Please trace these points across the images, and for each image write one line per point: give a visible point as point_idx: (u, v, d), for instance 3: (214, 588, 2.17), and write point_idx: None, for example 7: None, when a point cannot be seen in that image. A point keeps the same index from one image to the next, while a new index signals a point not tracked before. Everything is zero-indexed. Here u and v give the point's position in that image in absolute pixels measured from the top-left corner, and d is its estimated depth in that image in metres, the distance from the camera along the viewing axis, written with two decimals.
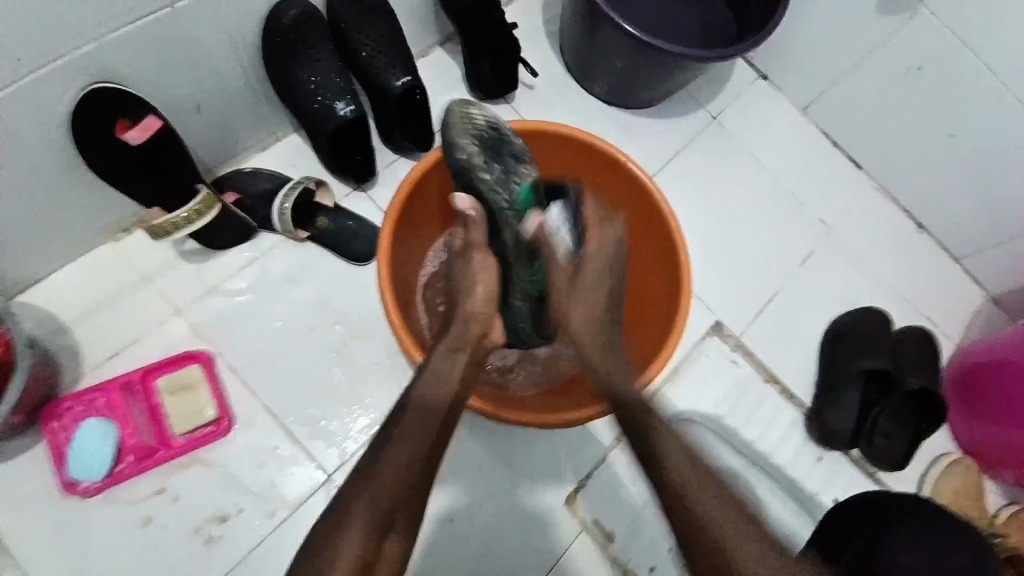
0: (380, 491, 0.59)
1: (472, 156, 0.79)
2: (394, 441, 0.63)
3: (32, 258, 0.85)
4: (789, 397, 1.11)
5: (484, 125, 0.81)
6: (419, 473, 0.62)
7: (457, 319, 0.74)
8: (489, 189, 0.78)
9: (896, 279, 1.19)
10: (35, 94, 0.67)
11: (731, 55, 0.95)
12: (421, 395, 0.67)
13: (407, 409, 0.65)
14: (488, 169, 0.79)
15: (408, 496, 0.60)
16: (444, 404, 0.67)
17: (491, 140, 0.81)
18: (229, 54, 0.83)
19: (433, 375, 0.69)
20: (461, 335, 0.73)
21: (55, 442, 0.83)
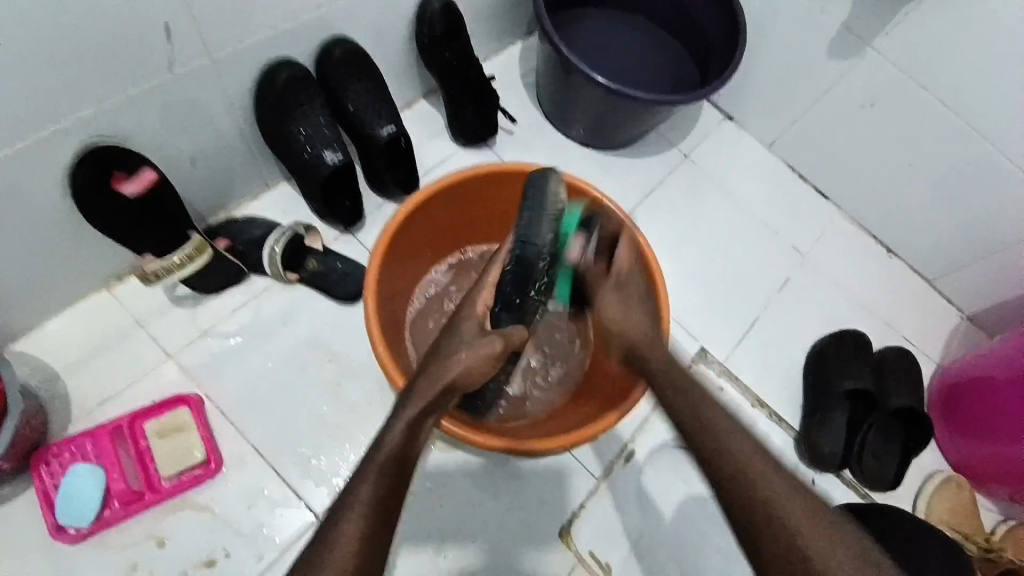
0: (345, 542, 0.56)
1: (546, 239, 0.79)
2: (356, 498, 0.59)
3: (27, 306, 0.87)
4: (777, 420, 1.11)
5: (561, 212, 0.82)
6: (384, 529, 0.58)
7: (438, 383, 0.70)
8: (540, 279, 0.80)
9: (872, 301, 1.23)
10: (39, 149, 0.72)
11: (695, 97, 1.02)
12: (386, 451, 0.63)
13: (381, 447, 0.63)
14: (546, 256, 0.80)
15: (378, 543, 0.57)
16: (410, 460, 0.65)
17: (562, 229, 0.82)
18: (225, 110, 0.89)
19: (401, 429, 0.66)
20: (442, 401, 0.72)
21: (42, 488, 0.82)
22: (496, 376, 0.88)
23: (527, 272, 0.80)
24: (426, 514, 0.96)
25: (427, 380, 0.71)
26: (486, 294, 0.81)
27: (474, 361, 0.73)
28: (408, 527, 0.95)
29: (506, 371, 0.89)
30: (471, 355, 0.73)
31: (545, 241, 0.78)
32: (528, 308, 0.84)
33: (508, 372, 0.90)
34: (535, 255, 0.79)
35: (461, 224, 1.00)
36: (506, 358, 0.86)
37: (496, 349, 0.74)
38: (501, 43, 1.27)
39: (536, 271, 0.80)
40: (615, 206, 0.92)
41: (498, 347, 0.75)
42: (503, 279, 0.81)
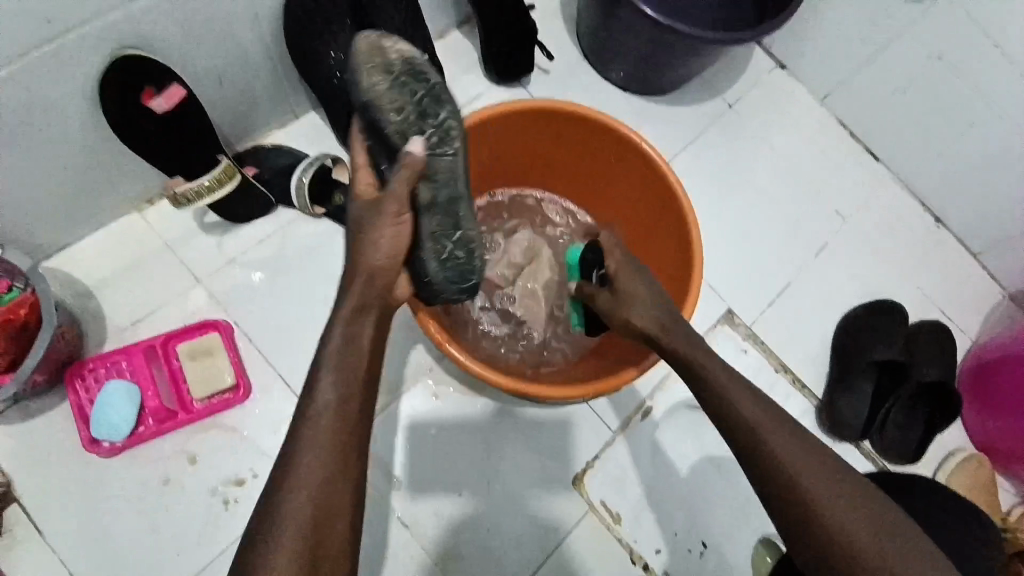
0: (313, 450, 0.56)
1: (378, 90, 0.64)
2: (311, 418, 0.57)
3: (57, 224, 0.87)
4: (800, 386, 1.10)
5: (397, 60, 0.65)
6: (354, 444, 0.58)
7: (356, 274, 0.64)
8: (396, 132, 0.64)
9: (910, 270, 1.18)
10: (63, 58, 0.69)
11: (751, 39, 0.94)
12: (331, 367, 0.60)
13: (322, 363, 0.60)
14: (397, 106, 0.64)
15: (343, 456, 0.57)
16: (361, 369, 0.61)
17: (403, 74, 0.64)
18: (253, 29, 0.85)
19: (340, 339, 0.61)
20: (366, 297, 0.64)
21: (77, 403, 0.85)
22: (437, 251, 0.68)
23: (380, 136, 0.66)
24: (445, 453, 0.99)
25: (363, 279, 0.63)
26: (363, 176, 0.68)
27: (379, 227, 0.64)
28: (426, 462, 0.98)
29: (454, 243, 0.69)
30: (370, 233, 0.64)
31: (387, 107, 0.64)
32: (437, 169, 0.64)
33: (460, 245, 0.69)
34: (380, 107, 0.64)
35: (521, 168, 1.00)
36: (430, 224, 0.66)
37: (387, 208, 0.63)
38: None
39: (392, 133, 0.64)
40: (654, 151, 0.90)
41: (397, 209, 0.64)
42: (377, 154, 0.68)
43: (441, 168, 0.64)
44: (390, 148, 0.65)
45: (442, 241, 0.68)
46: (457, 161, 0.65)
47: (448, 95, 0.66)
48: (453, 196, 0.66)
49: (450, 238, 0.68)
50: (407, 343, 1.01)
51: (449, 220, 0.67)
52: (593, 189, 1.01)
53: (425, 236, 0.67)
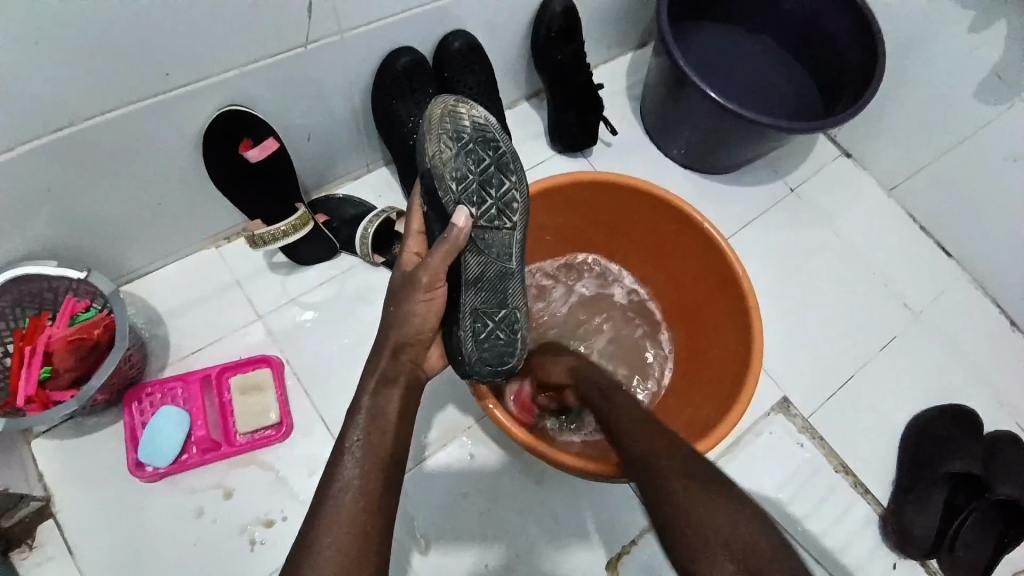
0: (338, 519, 0.58)
1: (441, 155, 0.69)
2: (338, 489, 0.60)
3: (143, 252, 0.94)
4: (861, 490, 1.01)
5: (467, 128, 0.71)
6: (378, 522, 0.59)
7: (389, 346, 0.69)
8: (454, 200, 0.69)
9: (985, 374, 1.10)
10: (180, 106, 0.77)
11: (819, 127, 0.95)
12: (357, 440, 0.63)
13: (351, 435, 0.63)
14: (460, 175, 0.70)
15: (368, 534, 0.58)
16: (388, 444, 0.64)
17: (470, 144, 0.71)
18: (343, 91, 0.92)
19: (367, 411, 0.65)
20: (395, 368, 0.68)
21: (131, 424, 0.88)
22: (474, 328, 0.72)
23: (434, 200, 0.70)
24: (476, 519, 0.95)
25: (389, 354, 0.69)
26: (413, 242, 0.75)
27: (413, 298, 0.69)
28: (454, 525, 0.94)
29: (494, 321, 0.73)
30: (408, 304, 0.69)
31: (446, 174, 0.69)
32: (488, 242, 0.70)
33: (502, 322, 0.73)
34: (442, 175, 0.69)
35: (569, 232, 1.00)
36: (472, 298, 0.71)
37: (422, 280, 0.68)
38: (613, 53, 1.25)
39: (448, 198, 0.69)
40: (717, 231, 0.89)
41: (428, 278, 0.68)
42: (430, 219, 0.73)
43: (495, 244, 0.71)
44: (444, 214, 0.70)
45: (479, 316, 0.72)
46: (511, 242, 0.72)
47: (512, 165, 0.73)
48: (497, 273, 0.72)
49: (491, 314, 0.73)
50: (449, 398, 1.01)
51: (494, 296, 0.72)
52: (659, 267, 1.00)
53: (466, 311, 0.71)
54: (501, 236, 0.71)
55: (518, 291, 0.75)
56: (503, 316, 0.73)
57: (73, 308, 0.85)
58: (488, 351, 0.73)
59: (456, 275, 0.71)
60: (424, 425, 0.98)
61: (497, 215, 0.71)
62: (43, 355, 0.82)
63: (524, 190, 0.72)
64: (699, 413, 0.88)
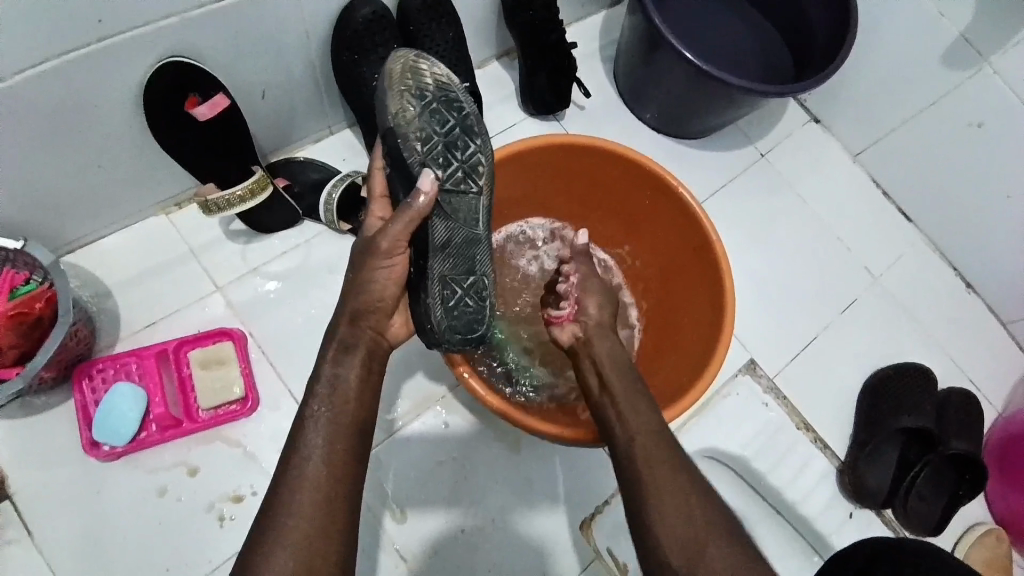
0: (297, 492, 0.57)
1: (405, 114, 0.67)
2: (299, 460, 0.58)
3: (85, 221, 0.87)
4: (821, 446, 1.06)
5: (430, 86, 0.68)
6: (346, 492, 0.58)
7: (346, 314, 0.67)
8: (420, 162, 0.66)
9: (938, 334, 1.15)
10: (116, 57, 0.70)
11: (791, 91, 0.94)
12: (318, 410, 0.61)
13: (311, 406, 0.62)
14: (424, 136, 0.67)
15: (336, 504, 0.57)
16: (351, 413, 0.62)
17: (433, 104, 0.68)
18: (300, 45, 0.86)
19: (327, 382, 0.63)
20: (354, 336, 0.66)
21: (82, 402, 0.84)
22: (443, 295, 0.69)
23: (397, 162, 0.67)
24: (452, 486, 0.95)
25: (348, 320, 0.66)
26: (378, 206, 0.72)
27: (374, 266, 0.67)
28: (429, 493, 0.94)
29: (462, 289, 0.71)
30: (369, 270, 0.67)
31: (409, 135, 0.66)
32: (453, 204, 0.68)
33: (470, 290, 0.71)
34: (406, 135, 0.66)
35: (543, 196, 0.98)
36: (439, 263, 0.69)
37: (382, 245, 0.65)
38: (585, 10, 1.20)
39: (410, 159, 0.66)
40: (689, 194, 0.88)
41: (385, 245, 0.65)
42: (394, 181, 0.70)
43: (461, 208, 0.69)
44: (409, 177, 0.67)
45: (445, 282, 0.69)
46: (479, 207, 0.70)
47: (477, 128, 0.70)
48: (463, 238, 0.70)
49: (460, 281, 0.70)
50: (421, 368, 0.99)
51: (460, 261, 0.70)
52: (633, 231, 0.99)
53: (434, 278, 0.69)
54: (467, 200, 0.69)
55: (486, 257, 0.73)
56: (471, 283, 0.71)
57: (12, 280, 0.79)
58: (457, 319, 0.70)
59: (419, 239, 0.69)
60: (397, 396, 0.97)
61: (464, 178, 0.68)
62: None
63: (489, 154, 0.70)
64: (672, 377, 0.89)
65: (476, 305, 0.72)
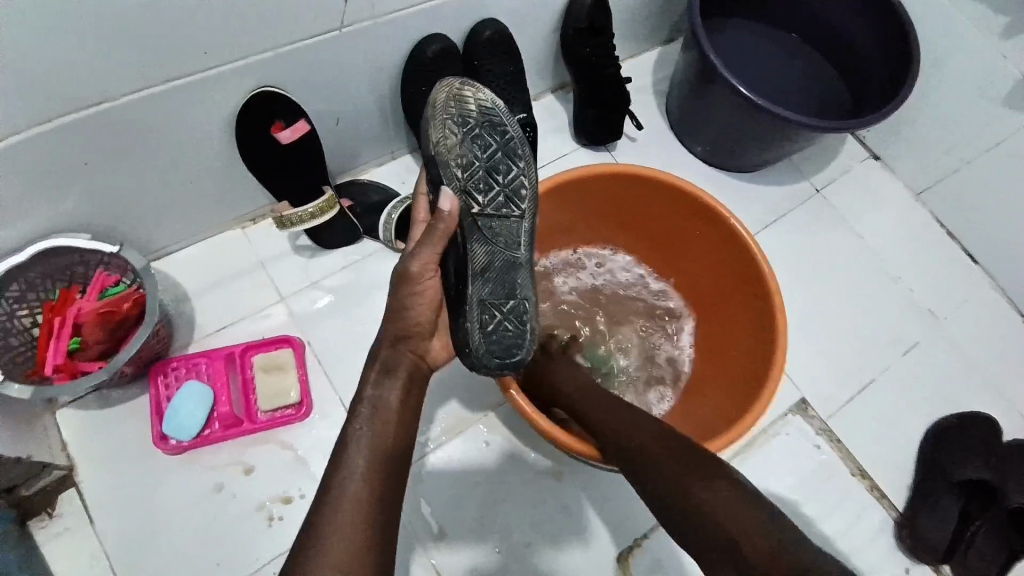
0: (339, 511, 0.58)
1: (447, 141, 0.71)
2: (341, 476, 0.61)
3: (170, 231, 0.95)
4: (876, 495, 1.00)
5: (473, 112, 0.73)
6: (383, 508, 0.60)
7: (388, 337, 0.71)
8: (459, 187, 0.71)
9: (1008, 385, 1.08)
10: (214, 86, 0.78)
11: (848, 128, 0.93)
12: (360, 427, 0.65)
13: (354, 423, 0.65)
14: (465, 162, 0.71)
15: (374, 519, 0.59)
16: (391, 432, 0.65)
17: (476, 130, 0.72)
18: (372, 78, 0.93)
19: (370, 403, 0.66)
20: (393, 358, 0.70)
21: (156, 398, 0.90)
22: (482, 320, 0.70)
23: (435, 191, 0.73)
24: (491, 505, 0.96)
25: (389, 344, 0.71)
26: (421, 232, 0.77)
27: (410, 289, 0.71)
28: (467, 511, 0.95)
29: (502, 313, 0.71)
30: (406, 295, 0.71)
31: (450, 160, 0.71)
32: (492, 229, 0.71)
33: (510, 314, 0.71)
34: (447, 161, 0.71)
35: (595, 222, 1.00)
36: (478, 287, 0.70)
37: (413, 269, 0.70)
38: (640, 48, 1.24)
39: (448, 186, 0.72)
40: (741, 225, 0.89)
41: (415, 269, 0.70)
42: (434, 209, 0.75)
43: (502, 232, 0.72)
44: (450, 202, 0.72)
45: (484, 306, 0.70)
46: (518, 232, 0.72)
47: (520, 151, 0.73)
48: (501, 261, 0.72)
49: (499, 305, 0.71)
50: (465, 386, 1.01)
51: (497, 283, 0.71)
52: (678, 258, 1.00)
53: (473, 301, 0.70)
54: (506, 224, 0.72)
55: (528, 281, 0.73)
56: (512, 306, 0.71)
57: (104, 281, 0.88)
58: (496, 342, 0.69)
59: (458, 263, 0.72)
60: (440, 412, 0.99)
61: (502, 204, 0.72)
62: (72, 326, 0.84)
63: (531, 177, 0.73)
64: (721, 409, 0.88)
65: (516, 327, 0.70)
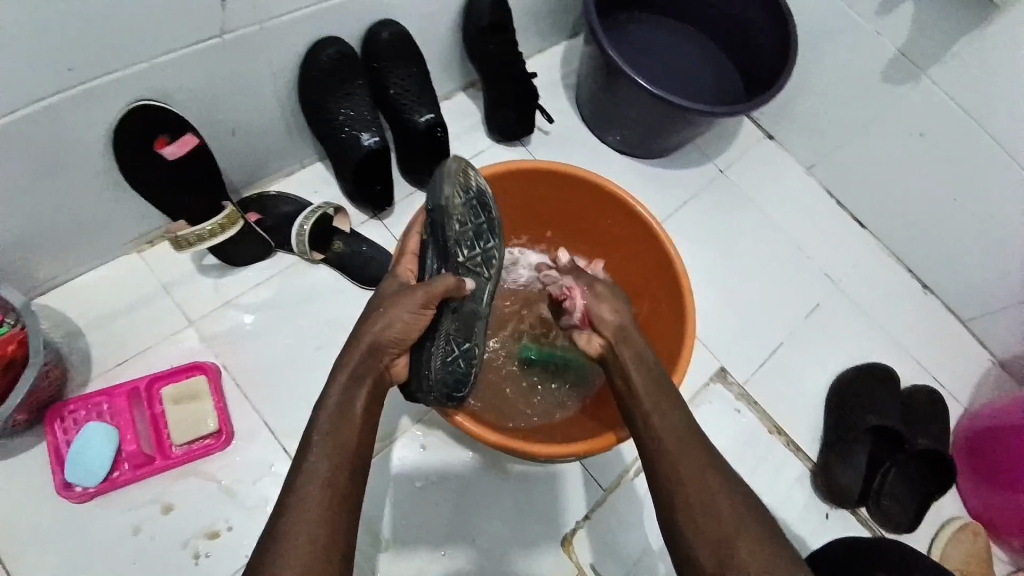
0: (300, 519, 0.55)
1: (455, 200, 0.71)
2: (305, 485, 0.57)
3: (56, 262, 0.88)
4: (794, 449, 1.08)
5: (476, 187, 0.74)
6: (349, 513, 0.57)
7: (363, 343, 0.65)
8: (456, 241, 0.72)
9: (900, 337, 1.19)
10: (84, 104, 0.72)
11: (739, 111, 0.99)
12: (324, 433, 0.60)
13: (317, 428, 0.60)
14: (463, 223, 0.73)
15: (332, 531, 0.55)
16: (354, 439, 0.60)
17: (475, 202, 0.74)
18: (268, 85, 0.89)
19: (335, 407, 0.62)
20: (366, 365, 0.65)
21: (53, 444, 0.83)
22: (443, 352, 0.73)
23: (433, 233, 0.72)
24: (442, 509, 0.96)
25: (366, 351, 0.66)
26: (406, 262, 0.75)
27: (402, 310, 0.67)
28: (414, 519, 0.94)
29: (459, 350, 0.76)
30: (396, 313, 0.67)
31: (455, 219, 0.72)
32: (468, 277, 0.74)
33: (463, 353, 0.77)
34: (451, 215, 0.71)
35: (512, 219, 1.01)
36: (448, 324, 0.73)
37: (419, 297, 0.67)
38: (546, 43, 1.26)
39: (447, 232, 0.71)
40: (647, 211, 0.93)
41: (422, 297, 0.67)
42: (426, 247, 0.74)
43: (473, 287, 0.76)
44: (445, 253, 0.72)
45: (448, 340, 0.73)
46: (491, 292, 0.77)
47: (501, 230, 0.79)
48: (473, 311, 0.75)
49: (459, 343, 0.75)
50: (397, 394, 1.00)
51: (463, 327, 0.75)
52: (594, 248, 1.02)
53: (442, 335, 0.72)
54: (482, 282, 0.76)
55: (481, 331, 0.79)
56: (467, 348, 0.77)
57: None
58: (447, 374, 0.75)
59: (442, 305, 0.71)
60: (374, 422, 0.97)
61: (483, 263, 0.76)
62: None
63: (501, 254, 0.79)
64: None
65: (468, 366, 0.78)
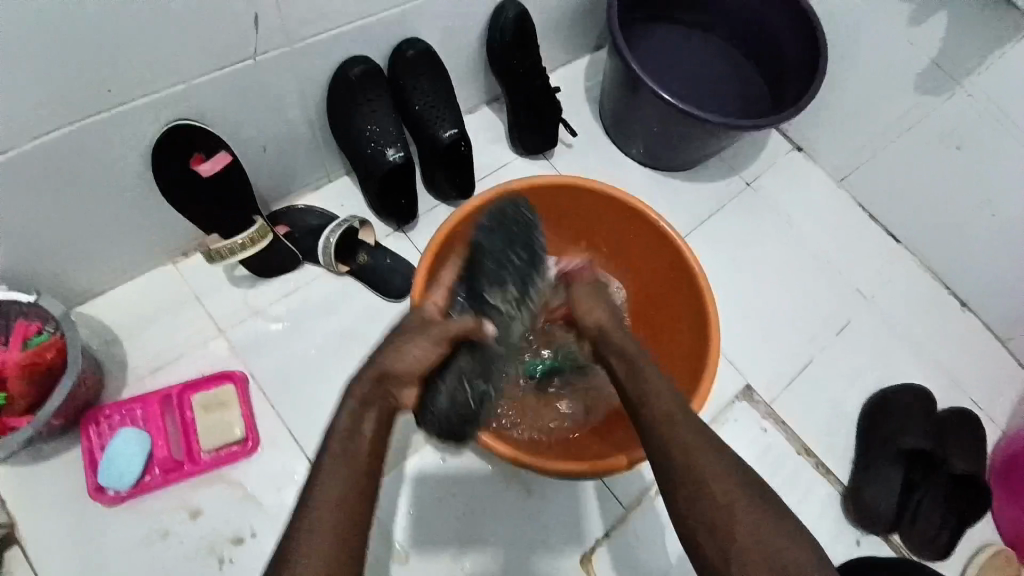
0: (313, 538, 0.50)
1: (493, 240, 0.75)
2: (313, 506, 0.52)
3: (96, 272, 0.92)
4: (823, 471, 1.05)
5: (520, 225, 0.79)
6: (361, 530, 0.52)
7: (372, 370, 0.60)
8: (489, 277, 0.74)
9: (936, 356, 1.15)
10: (125, 123, 0.76)
11: (766, 124, 0.98)
12: (334, 456, 0.55)
13: (326, 453, 0.55)
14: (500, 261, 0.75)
15: (348, 556, 0.51)
16: (364, 459, 0.55)
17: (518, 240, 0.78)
18: (297, 103, 0.92)
19: (345, 428, 0.56)
20: (376, 394, 0.59)
21: (88, 448, 0.87)
22: (455, 388, 0.68)
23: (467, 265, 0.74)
24: (462, 519, 0.95)
25: (376, 377, 0.60)
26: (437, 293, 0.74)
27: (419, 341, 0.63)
28: (433, 531, 0.94)
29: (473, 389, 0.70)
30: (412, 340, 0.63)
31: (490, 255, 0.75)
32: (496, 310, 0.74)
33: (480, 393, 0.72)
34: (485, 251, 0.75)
35: None
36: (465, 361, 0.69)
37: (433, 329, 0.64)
38: (570, 57, 1.26)
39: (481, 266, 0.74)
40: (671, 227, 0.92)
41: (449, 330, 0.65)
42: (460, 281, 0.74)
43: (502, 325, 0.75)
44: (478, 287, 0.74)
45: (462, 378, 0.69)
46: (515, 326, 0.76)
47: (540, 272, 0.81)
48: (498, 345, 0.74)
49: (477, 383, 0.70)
50: None
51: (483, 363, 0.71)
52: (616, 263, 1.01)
53: (456, 371, 0.68)
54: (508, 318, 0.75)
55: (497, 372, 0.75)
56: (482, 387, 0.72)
57: (25, 331, 0.83)
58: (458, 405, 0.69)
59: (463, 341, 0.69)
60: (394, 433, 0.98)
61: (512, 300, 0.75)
62: None
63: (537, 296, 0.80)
64: None
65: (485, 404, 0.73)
